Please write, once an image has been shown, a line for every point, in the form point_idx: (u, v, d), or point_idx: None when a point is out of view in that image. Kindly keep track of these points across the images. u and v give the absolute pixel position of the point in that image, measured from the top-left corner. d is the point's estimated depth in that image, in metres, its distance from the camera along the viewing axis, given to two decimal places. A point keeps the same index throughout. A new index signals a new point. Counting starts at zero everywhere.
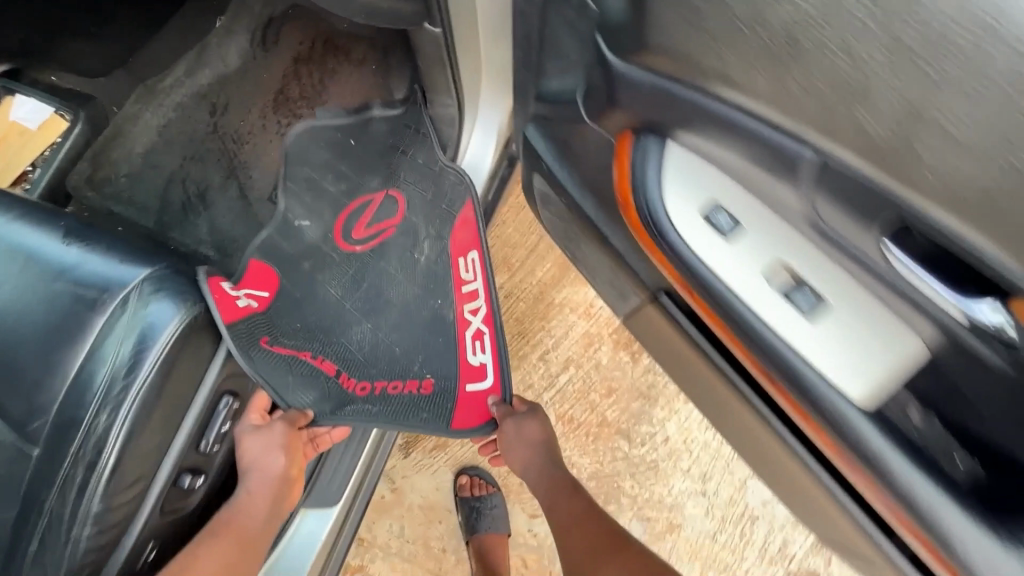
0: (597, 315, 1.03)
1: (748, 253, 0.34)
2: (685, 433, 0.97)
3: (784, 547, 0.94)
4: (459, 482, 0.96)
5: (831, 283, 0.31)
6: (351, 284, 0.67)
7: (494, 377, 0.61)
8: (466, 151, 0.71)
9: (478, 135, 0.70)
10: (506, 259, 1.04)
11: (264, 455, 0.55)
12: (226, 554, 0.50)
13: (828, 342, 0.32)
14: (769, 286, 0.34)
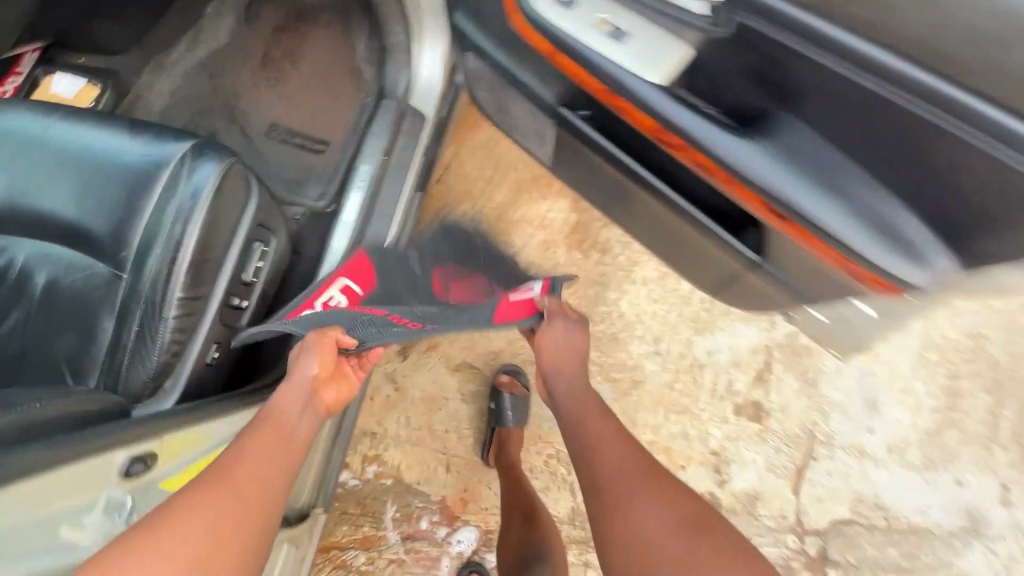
0: (551, 225, 1.23)
1: (580, 14, 0.52)
2: (635, 307, 1.17)
3: (730, 386, 1.12)
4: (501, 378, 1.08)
5: (630, 19, 0.50)
6: (364, 215, 0.86)
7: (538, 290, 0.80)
8: (422, 69, 0.91)
9: (428, 55, 0.90)
10: (469, 190, 1.26)
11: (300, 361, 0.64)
12: (268, 441, 0.55)
13: (638, 56, 0.50)
14: (598, 33, 0.51)
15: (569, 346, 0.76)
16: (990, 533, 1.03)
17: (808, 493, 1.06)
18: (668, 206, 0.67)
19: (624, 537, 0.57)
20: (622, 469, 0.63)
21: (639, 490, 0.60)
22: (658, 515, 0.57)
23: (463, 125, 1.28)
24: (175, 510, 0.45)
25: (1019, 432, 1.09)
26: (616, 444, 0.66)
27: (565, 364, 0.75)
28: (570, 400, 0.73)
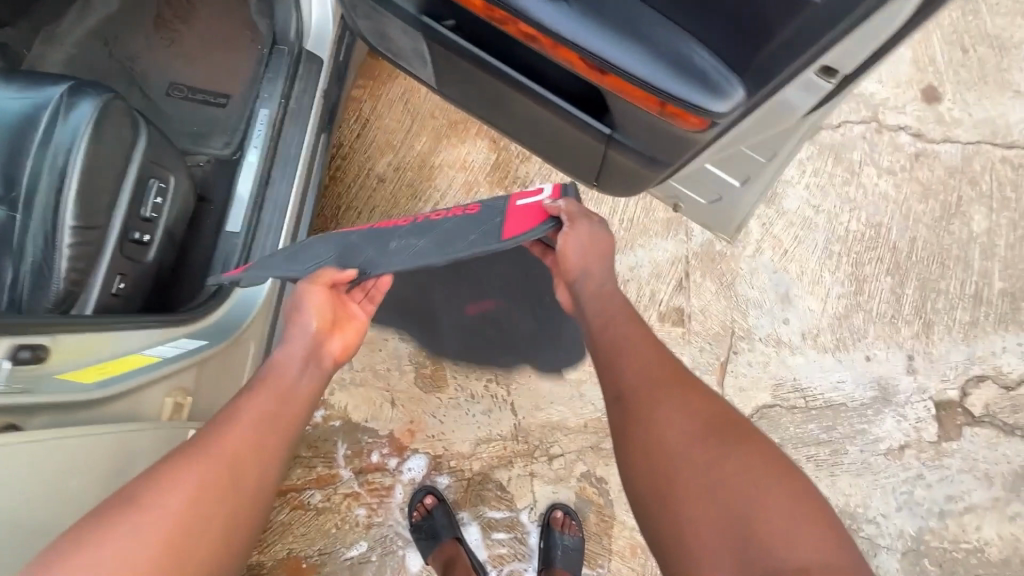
0: (471, 166, 1.27)
1: None
2: None
3: (653, 296, 1.18)
4: (551, 509, 1.07)
5: None
6: (268, 159, 0.89)
7: (550, 188, 0.80)
8: (314, 14, 0.93)
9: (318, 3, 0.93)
10: (390, 141, 1.28)
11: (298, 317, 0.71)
12: (262, 401, 0.62)
13: None
14: None
15: (597, 251, 0.79)
16: (898, 398, 1.12)
17: (732, 384, 1.14)
18: (536, 102, 0.70)
19: (647, 438, 0.63)
20: (649, 378, 0.67)
21: (666, 397, 0.65)
22: (681, 420, 0.62)
23: (377, 78, 1.30)
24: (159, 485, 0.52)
25: (919, 306, 1.17)
26: (638, 356, 0.69)
27: (597, 270, 0.79)
28: (599, 305, 0.76)
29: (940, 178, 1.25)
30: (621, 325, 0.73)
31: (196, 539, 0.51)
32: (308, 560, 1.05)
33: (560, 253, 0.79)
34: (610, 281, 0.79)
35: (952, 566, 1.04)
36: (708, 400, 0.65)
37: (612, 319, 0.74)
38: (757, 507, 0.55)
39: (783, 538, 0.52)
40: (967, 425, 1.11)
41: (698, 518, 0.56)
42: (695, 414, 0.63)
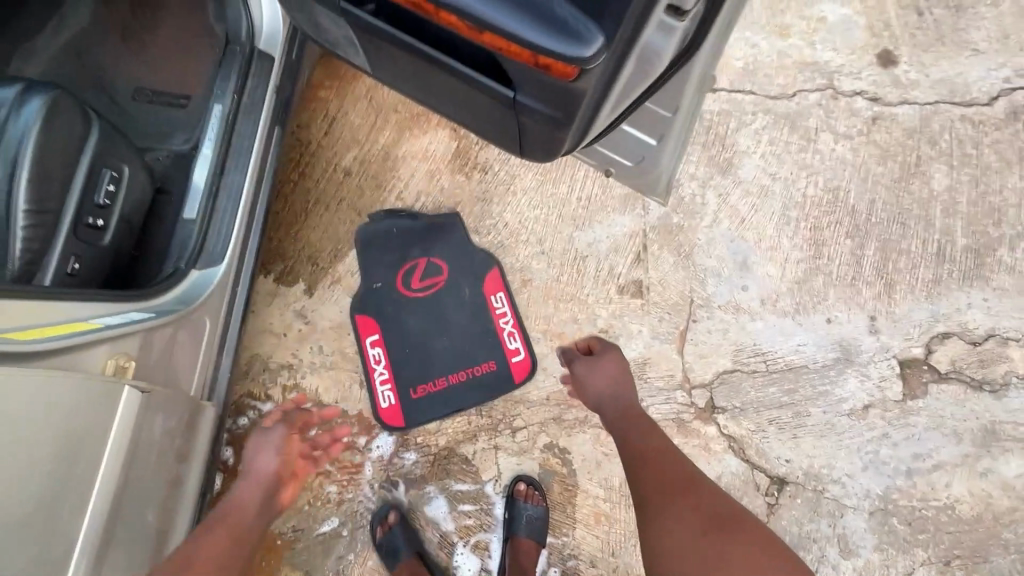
0: (433, 156, 1.31)
1: None
2: (519, 215, 1.25)
3: (612, 271, 1.20)
4: (516, 486, 1.08)
5: None
6: (223, 150, 0.94)
7: (524, 354, 1.16)
8: (264, 19, 1.00)
9: (268, 11, 0.99)
10: (355, 137, 1.33)
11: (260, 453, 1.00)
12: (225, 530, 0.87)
13: None
14: None
15: (610, 373, 1.01)
16: (861, 358, 1.12)
17: (692, 351, 1.15)
18: (449, 78, 0.74)
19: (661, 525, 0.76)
20: (659, 487, 0.80)
21: (680, 491, 0.79)
22: (689, 512, 0.76)
23: (342, 78, 1.36)
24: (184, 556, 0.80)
25: (879, 267, 1.17)
26: (654, 462, 0.84)
27: (612, 385, 0.99)
28: (618, 413, 0.95)
29: (898, 140, 1.25)
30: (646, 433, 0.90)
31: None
32: (282, 536, 1.09)
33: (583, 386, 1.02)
34: (620, 400, 0.97)
35: (921, 524, 1.03)
36: (718, 502, 0.78)
37: (624, 431, 0.92)
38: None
39: None
40: (932, 383, 1.09)
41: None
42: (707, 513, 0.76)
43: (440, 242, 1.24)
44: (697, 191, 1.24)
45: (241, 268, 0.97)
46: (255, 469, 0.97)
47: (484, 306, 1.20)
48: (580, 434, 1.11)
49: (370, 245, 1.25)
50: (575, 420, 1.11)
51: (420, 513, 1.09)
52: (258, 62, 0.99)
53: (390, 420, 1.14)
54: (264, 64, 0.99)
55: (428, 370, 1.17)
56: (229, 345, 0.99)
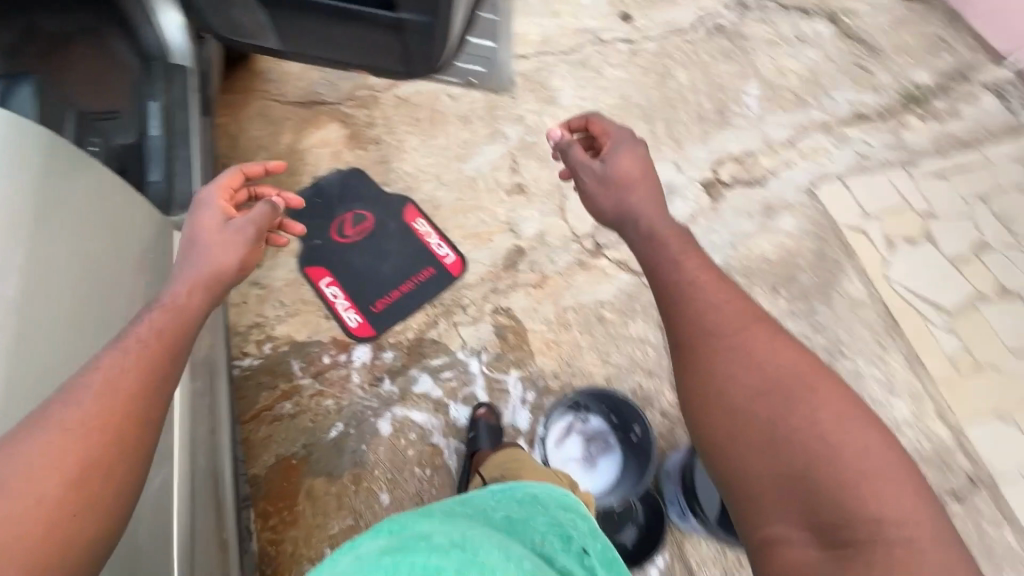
0: (331, 140, 1.60)
1: None
2: (415, 164, 1.58)
3: (498, 181, 1.56)
4: (477, 410, 1.27)
5: None
6: (169, 129, 1.17)
7: (454, 253, 1.45)
8: (169, 37, 1.22)
9: (172, 31, 1.22)
10: (261, 143, 1.58)
11: (204, 239, 0.87)
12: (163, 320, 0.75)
13: None
14: None
15: (626, 171, 1.02)
16: (678, 190, 1.61)
17: (572, 215, 1.52)
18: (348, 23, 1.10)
19: (718, 393, 0.76)
20: (709, 332, 0.79)
21: (734, 345, 0.78)
22: (747, 375, 0.75)
23: (234, 104, 1.61)
24: (105, 383, 0.65)
25: (669, 135, 1.69)
26: (704, 307, 0.82)
27: (629, 195, 1.00)
28: (653, 228, 0.95)
29: (652, 60, 1.81)
30: (689, 268, 0.88)
31: (104, 496, 0.62)
32: (295, 456, 1.22)
33: (596, 207, 1.03)
34: (652, 218, 0.96)
35: (750, 273, 1.51)
36: (782, 362, 0.75)
37: (659, 253, 0.91)
38: (816, 443, 0.68)
39: (848, 475, 0.65)
40: (725, 191, 1.61)
41: (750, 447, 0.71)
42: (766, 377, 0.74)
43: (362, 196, 1.52)
44: (537, 118, 1.67)
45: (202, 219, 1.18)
46: (196, 250, 0.86)
47: (409, 231, 1.48)
48: (515, 294, 1.42)
49: (301, 215, 1.48)
50: (508, 286, 1.43)
51: (411, 393, 1.29)
52: (173, 67, 1.23)
53: (363, 335, 1.34)
54: (177, 69, 1.23)
55: (381, 289, 1.40)
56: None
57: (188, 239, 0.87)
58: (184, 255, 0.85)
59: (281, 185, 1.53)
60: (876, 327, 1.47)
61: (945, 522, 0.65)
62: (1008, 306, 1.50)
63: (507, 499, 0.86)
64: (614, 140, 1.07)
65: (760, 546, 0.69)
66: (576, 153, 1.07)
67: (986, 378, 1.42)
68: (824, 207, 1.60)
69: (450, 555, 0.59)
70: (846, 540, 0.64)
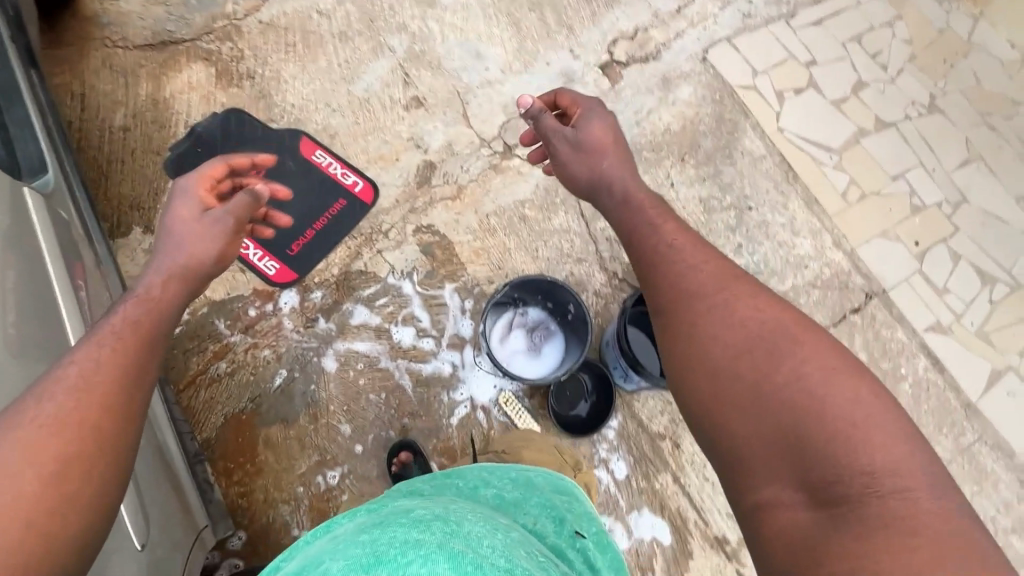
0: (198, 81, 1.43)
1: None
2: (299, 94, 1.45)
3: (393, 98, 1.47)
4: (402, 453, 1.20)
5: None
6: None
7: (363, 180, 1.40)
8: None
9: None
10: (115, 98, 1.39)
11: (182, 228, 0.90)
12: (135, 309, 0.78)
13: None
14: None
15: (599, 138, 1.02)
16: (577, 77, 1.58)
17: (475, 121, 1.48)
18: None
19: (702, 354, 0.75)
20: (688, 296, 0.81)
21: (717, 304, 0.78)
22: (730, 333, 0.75)
23: (70, 60, 1.40)
24: (81, 375, 0.67)
25: (560, 20, 1.61)
26: (686, 271, 0.84)
27: (604, 163, 1.00)
28: (624, 199, 0.98)
29: None
30: (666, 232, 0.90)
31: (92, 479, 0.64)
32: (245, 411, 1.21)
33: (569, 178, 1.04)
34: (625, 184, 0.99)
35: (657, 148, 1.55)
36: (766, 318, 0.75)
37: (631, 221, 0.95)
38: (801, 395, 0.66)
39: (835, 426, 0.64)
40: (623, 71, 1.60)
41: (736, 404, 0.70)
42: (751, 334, 0.74)
43: (248, 138, 1.40)
44: (420, 24, 1.54)
45: (61, 183, 1.07)
46: (174, 236, 0.89)
47: (310, 165, 1.40)
48: (434, 210, 1.39)
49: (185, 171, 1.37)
50: (425, 203, 1.39)
51: (350, 326, 1.27)
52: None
53: (286, 281, 1.29)
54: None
55: (293, 231, 1.33)
56: (83, 240, 1.08)
57: (167, 227, 0.91)
58: (164, 242, 0.89)
59: (152, 141, 1.38)
60: (775, 177, 1.57)
61: (938, 470, 0.63)
62: (885, 137, 1.64)
63: (500, 477, 0.87)
64: (586, 109, 1.05)
65: (754, 507, 0.67)
66: (548, 120, 1.05)
67: (870, 204, 1.58)
68: (717, 72, 1.63)
69: (433, 529, 0.56)
70: (841, 495, 0.61)
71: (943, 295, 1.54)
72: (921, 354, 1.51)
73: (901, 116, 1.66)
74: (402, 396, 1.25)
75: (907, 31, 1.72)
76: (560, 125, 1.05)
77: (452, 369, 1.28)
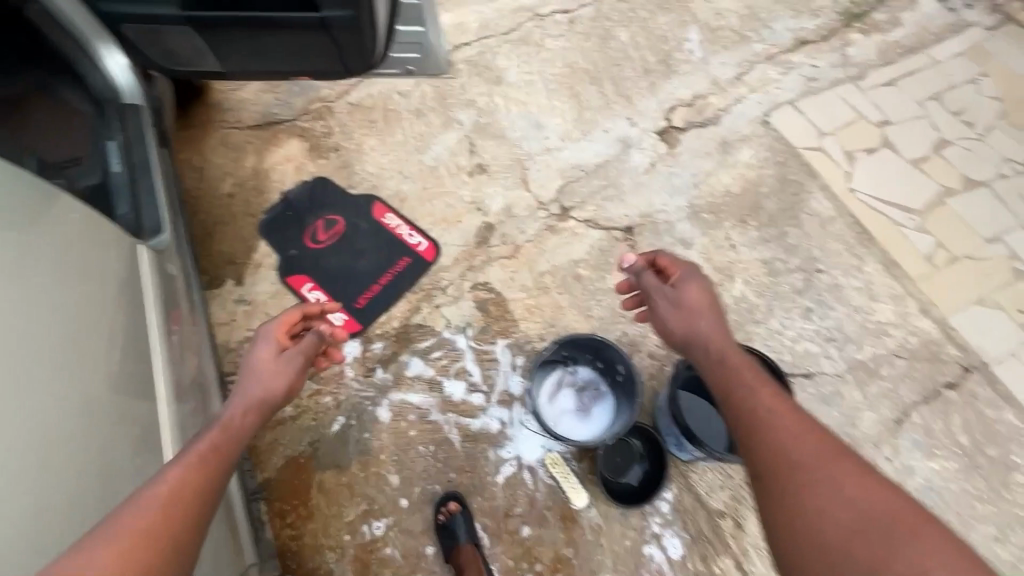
0: (293, 154, 1.63)
1: None
2: (376, 163, 1.61)
3: (459, 165, 1.60)
4: (450, 503, 1.21)
5: None
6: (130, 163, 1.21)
7: (426, 240, 1.49)
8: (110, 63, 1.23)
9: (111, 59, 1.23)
10: (225, 170, 1.62)
11: (262, 367, 1.01)
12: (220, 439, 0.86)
13: None
14: None
15: (703, 299, 1.03)
16: (634, 142, 1.62)
17: (534, 185, 1.56)
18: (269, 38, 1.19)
19: (811, 530, 0.72)
20: (773, 465, 0.80)
21: (822, 478, 0.75)
22: (841, 510, 0.72)
23: (194, 138, 1.65)
24: (171, 489, 0.72)
25: (619, 91, 1.69)
26: (784, 433, 0.82)
27: (700, 321, 1.01)
28: (724, 369, 0.95)
29: (593, 26, 1.76)
30: (762, 395, 0.88)
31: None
32: (303, 454, 1.27)
33: (667, 331, 1.06)
34: (727, 348, 0.98)
35: (716, 209, 1.54)
36: (876, 497, 0.72)
37: (729, 389, 0.92)
38: None
39: None
40: (681, 136, 1.63)
41: None
42: (860, 510, 0.71)
43: (330, 202, 1.57)
44: (487, 99, 1.67)
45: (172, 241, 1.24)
46: (253, 377, 0.99)
47: (380, 227, 1.52)
48: (490, 268, 1.45)
49: (274, 231, 1.54)
50: (483, 262, 1.46)
51: (405, 377, 1.33)
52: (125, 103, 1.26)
53: (351, 332, 1.38)
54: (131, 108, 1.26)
55: (360, 286, 1.45)
56: (182, 291, 1.23)
57: (247, 368, 1.02)
58: (242, 383, 0.99)
59: (250, 206, 1.58)
60: (848, 239, 1.49)
61: None
62: (974, 196, 1.52)
63: None
64: (686, 268, 1.09)
65: None
66: (649, 278, 1.11)
67: (960, 268, 1.45)
68: (780, 135, 1.62)
69: None
70: None
71: None
72: None
73: (993, 174, 1.54)
74: (449, 449, 1.27)
75: (993, 88, 1.63)
76: (661, 283, 1.10)
77: (499, 426, 1.29)
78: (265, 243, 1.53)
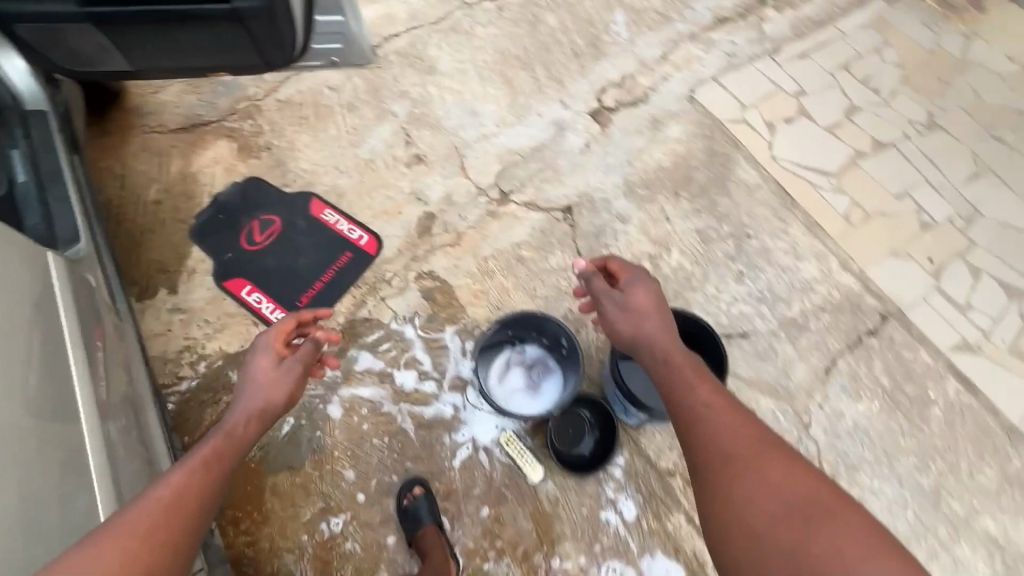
0: (222, 155, 1.58)
1: None
2: (310, 159, 1.58)
3: (396, 156, 1.58)
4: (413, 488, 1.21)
5: None
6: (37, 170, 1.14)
7: (367, 234, 1.48)
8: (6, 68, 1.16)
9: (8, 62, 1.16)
10: (149, 175, 1.55)
11: (264, 376, 1.04)
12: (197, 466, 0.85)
13: None
14: None
15: (649, 301, 1.06)
16: (569, 125, 1.65)
17: (473, 172, 1.56)
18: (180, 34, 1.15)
19: (741, 519, 0.78)
20: (712, 458, 0.85)
21: (751, 467, 0.81)
22: (765, 498, 0.77)
23: (112, 145, 1.57)
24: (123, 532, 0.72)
25: (551, 75, 1.71)
26: (723, 427, 0.87)
27: (644, 323, 1.05)
28: (667, 366, 0.99)
29: (520, 11, 1.78)
30: (701, 394, 0.93)
31: None
32: (253, 460, 1.23)
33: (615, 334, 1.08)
34: (674, 346, 1.01)
35: (650, 184, 1.59)
36: (799, 482, 0.78)
37: (673, 386, 0.96)
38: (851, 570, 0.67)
39: None
40: (613, 116, 1.67)
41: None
42: (784, 494, 0.77)
43: (264, 201, 1.52)
44: (421, 89, 1.66)
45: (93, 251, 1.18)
46: (253, 387, 1.02)
47: (319, 224, 1.50)
48: (434, 257, 1.45)
49: (207, 236, 1.49)
50: (426, 251, 1.46)
51: (354, 371, 1.32)
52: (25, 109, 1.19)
53: None
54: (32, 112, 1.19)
55: (302, 285, 1.44)
56: (106, 303, 1.17)
57: (250, 374, 1.05)
58: (246, 390, 1.02)
59: (179, 211, 1.51)
60: (773, 204, 1.57)
61: None
62: (883, 157, 1.63)
63: None
64: (633, 272, 1.12)
65: None
66: (598, 283, 1.13)
67: (875, 225, 1.55)
68: (706, 110, 1.68)
69: None
70: None
71: (966, 312, 1.47)
72: (949, 375, 1.42)
73: (899, 135, 1.65)
74: (404, 439, 1.27)
75: (896, 55, 1.75)
76: (609, 288, 1.12)
77: (453, 412, 1.29)
78: (199, 248, 1.47)
